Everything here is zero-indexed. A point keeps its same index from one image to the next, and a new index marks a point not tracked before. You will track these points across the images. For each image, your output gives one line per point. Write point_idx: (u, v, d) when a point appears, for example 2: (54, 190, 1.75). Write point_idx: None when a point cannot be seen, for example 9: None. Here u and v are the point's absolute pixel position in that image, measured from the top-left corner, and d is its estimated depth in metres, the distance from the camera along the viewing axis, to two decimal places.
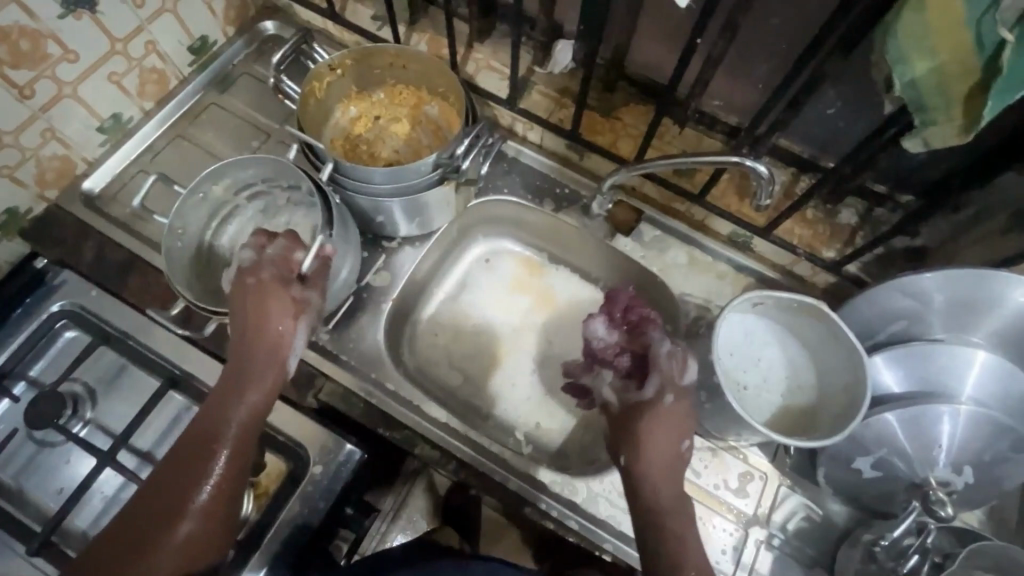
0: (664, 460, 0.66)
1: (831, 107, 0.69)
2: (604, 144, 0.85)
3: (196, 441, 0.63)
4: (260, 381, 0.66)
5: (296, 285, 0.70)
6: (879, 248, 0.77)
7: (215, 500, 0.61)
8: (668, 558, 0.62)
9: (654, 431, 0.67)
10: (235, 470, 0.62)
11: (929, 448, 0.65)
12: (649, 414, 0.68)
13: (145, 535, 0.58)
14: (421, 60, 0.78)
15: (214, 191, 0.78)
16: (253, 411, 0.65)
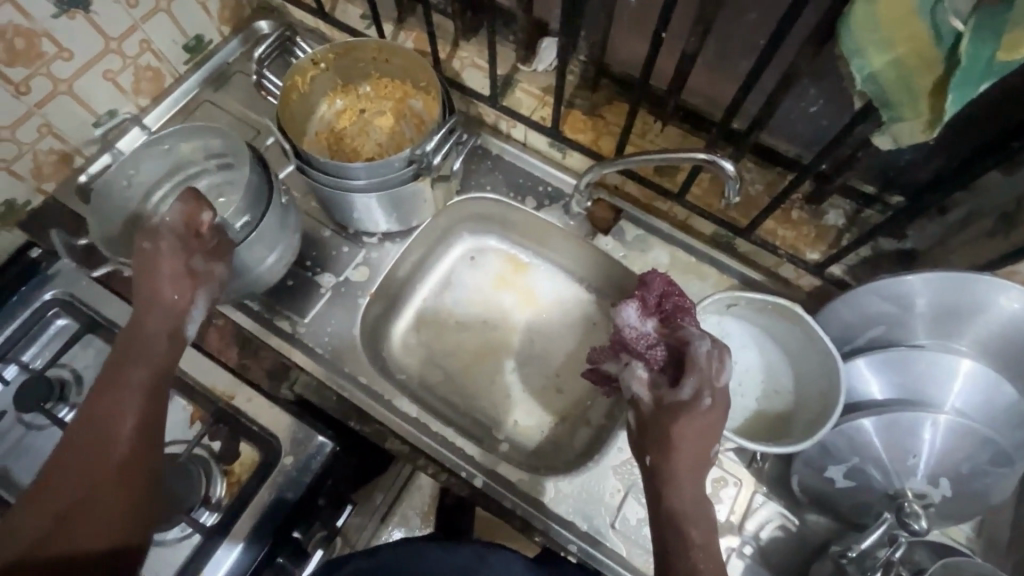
0: (693, 458, 0.58)
1: (814, 104, 0.67)
2: (584, 142, 0.84)
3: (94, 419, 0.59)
4: (152, 348, 0.63)
5: (201, 256, 0.66)
6: (867, 250, 0.74)
7: (126, 468, 0.57)
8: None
9: (686, 431, 0.58)
10: (144, 438, 0.60)
11: (905, 457, 0.62)
12: (679, 414, 0.59)
13: (45, 522, 0.53)
14: (403, 54, 0.79)
15: (181, 148, 0.79)
16: (150, 378, 0.62)
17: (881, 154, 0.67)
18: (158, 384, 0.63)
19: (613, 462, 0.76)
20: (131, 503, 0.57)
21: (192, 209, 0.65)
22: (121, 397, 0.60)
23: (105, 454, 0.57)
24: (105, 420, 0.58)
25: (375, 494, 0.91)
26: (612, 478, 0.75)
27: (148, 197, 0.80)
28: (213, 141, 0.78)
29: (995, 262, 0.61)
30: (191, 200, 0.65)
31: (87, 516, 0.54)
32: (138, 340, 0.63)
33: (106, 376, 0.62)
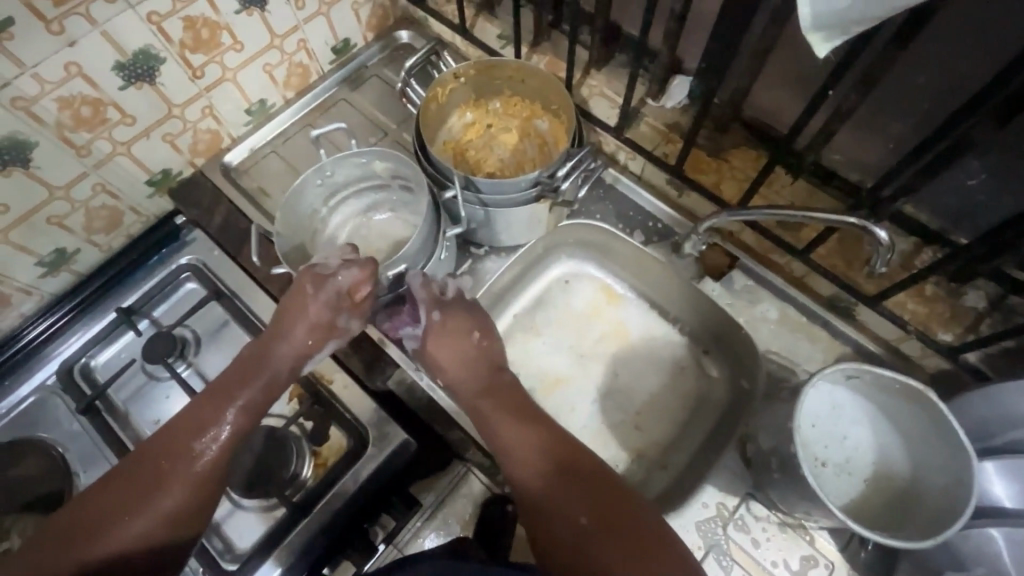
0: (456, 358, 0.75)
1: (974, 178, 0.63)
2: (708, 184, 0.83)
3: (193, 425, 0.65)
4: (264, 381, 0.69)
5: (349, 315, 0.71)
6: (1010, 341, 0.68)
7: (199, 484, 0.63)
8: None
9: (439, 346, 0.75)
10: (222, 462, 0.65)
11: None
12: (444, 339, 0.75)
13: (119, 506, 0.60)
14: (540, 77, 0.81)
15: (374, 166, 0.80)
16: (251, 407, 0.68)
17: None
18: (253, 414, 0.69)
19: (697, 517, 0.72)
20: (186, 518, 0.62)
21: (361, 274, 0.69)
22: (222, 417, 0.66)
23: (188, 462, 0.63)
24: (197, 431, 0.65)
25: (426, 493, 0.77)
26: (694, 534, 0.71)
27: (328, 200, 0.83)
28: (399, 167, 0.78)
29: None
30: (365, 270, 0.69)
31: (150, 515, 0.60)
32: (263, 365, 0.70)
33: (219, 390, 0.68)
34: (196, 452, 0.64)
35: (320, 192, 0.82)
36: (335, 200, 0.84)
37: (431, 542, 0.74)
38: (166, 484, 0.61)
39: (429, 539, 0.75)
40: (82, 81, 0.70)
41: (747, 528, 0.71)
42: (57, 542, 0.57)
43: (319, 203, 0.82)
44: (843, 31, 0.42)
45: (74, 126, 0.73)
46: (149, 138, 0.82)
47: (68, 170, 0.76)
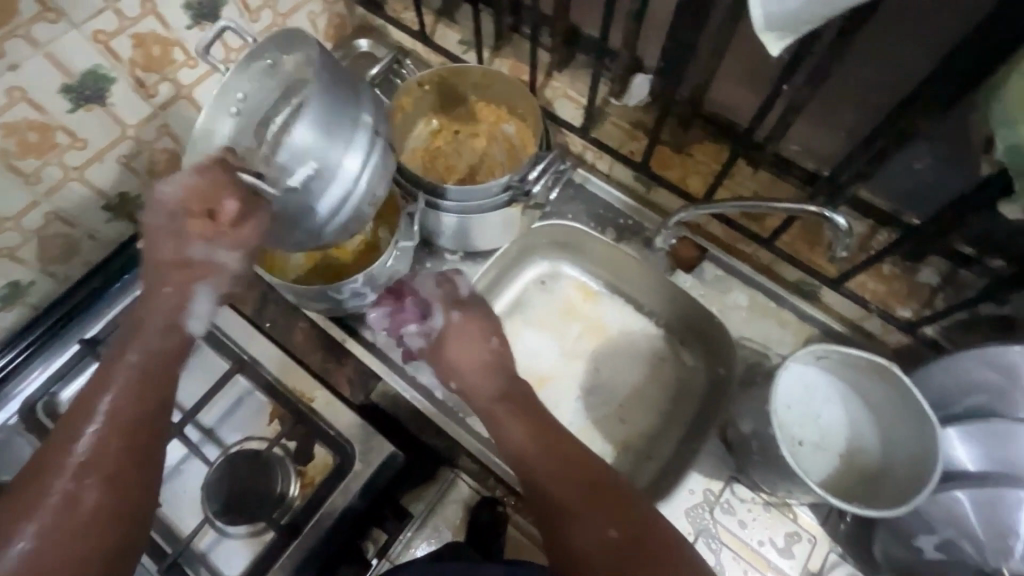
0: (478, 362, 0.73)
1: (922, 161, 0.66)
2: (673, 179, 0.85)
3: (61, 439, 0.53)
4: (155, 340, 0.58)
5: (201, 241, 0.57)
6: (962, 313, 0.73)
7: (117, 472, 0.52)
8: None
9: (458, 345, 0.74)
10: (136, 439, 0.54)
11: (1004, 535, 0.59)
12: (461, 341, 0.74)
13: None
14: (504, 80, 0.81)
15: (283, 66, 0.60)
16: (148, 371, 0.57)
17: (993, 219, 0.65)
18: (157, 377, 0.58)
19: (685, 504, 0.74)
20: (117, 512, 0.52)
21: (216, 175, 0.55)
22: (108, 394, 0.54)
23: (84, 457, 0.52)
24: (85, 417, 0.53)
25: (415, 503, 0.80)
26: (683, 521, 0.73)
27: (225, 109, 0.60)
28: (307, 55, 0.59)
29: None
30: (216, 169, 0.55)
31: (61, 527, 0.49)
32: (138, 337, 0.58)
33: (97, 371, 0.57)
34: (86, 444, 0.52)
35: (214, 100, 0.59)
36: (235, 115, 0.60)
37: (422, 551, 0.78)
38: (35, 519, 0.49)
39: (420, 548, 0.78)
40: (27, 106, 0.67)
41: (733, 510, 0.73)
42: None
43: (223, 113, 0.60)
44: (790, 32, 0.44)
45: (20, 153, 0.69)
46: (103, 161, 0.79)
47: (17, 200, 0.72)
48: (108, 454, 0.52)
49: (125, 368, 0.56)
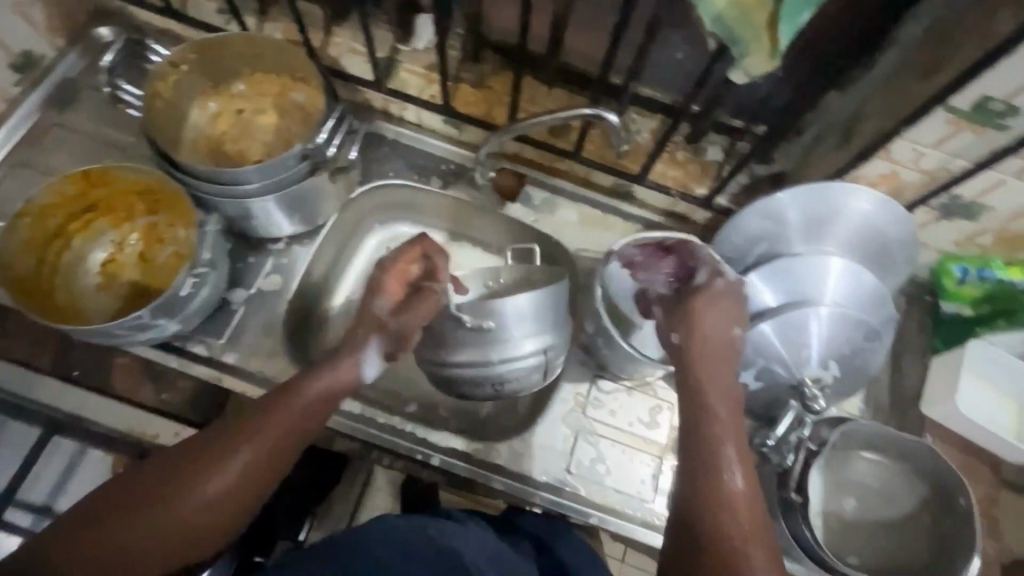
0: (720, 340, 0.64)
1: (678, 50, 0.74)
2: (478, 115, 0.85)
3: (218, 440, 0.58)
4: (325, 391, 0.63)
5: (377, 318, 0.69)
6: (743, 177, 0.82)
7: (214, 504, 0.56)
8: (741, 533, 0.53)
9: (711, 313, 0.65)
10: (258, 478, 0.58)
11: (800, 349, 0.70)
12: (706, 309, 0.65)
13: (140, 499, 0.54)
14: (272, 45, 0.74)
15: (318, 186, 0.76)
16: (297, 429, 0.61)
17: (739, 88, 0.75)
18: (302, 435, 0.61)
19: (560, 412, 0.78)
20: (193, 539, 0.55)
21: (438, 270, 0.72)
22: (274, 428, 0.59)
23: (204, 483, 0.55)
24: (248, 446, 0.58)
25: (333, 507, 0.82)
26: (562, 427, 0.78)
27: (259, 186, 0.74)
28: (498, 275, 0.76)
29: (843, 169, 0.70)
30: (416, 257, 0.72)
31: (156, 535, 0.54)
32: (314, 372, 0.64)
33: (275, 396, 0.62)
34: (216, 478, 0.56)
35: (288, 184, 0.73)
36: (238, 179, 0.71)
37: None
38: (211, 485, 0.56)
39: None
40: None
41: (602, 404, 0.79)
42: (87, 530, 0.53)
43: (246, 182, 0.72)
44: None
45: None
46: None
47: None
48: (239, 490, 0.57)
49: (299, 406, 0.61)
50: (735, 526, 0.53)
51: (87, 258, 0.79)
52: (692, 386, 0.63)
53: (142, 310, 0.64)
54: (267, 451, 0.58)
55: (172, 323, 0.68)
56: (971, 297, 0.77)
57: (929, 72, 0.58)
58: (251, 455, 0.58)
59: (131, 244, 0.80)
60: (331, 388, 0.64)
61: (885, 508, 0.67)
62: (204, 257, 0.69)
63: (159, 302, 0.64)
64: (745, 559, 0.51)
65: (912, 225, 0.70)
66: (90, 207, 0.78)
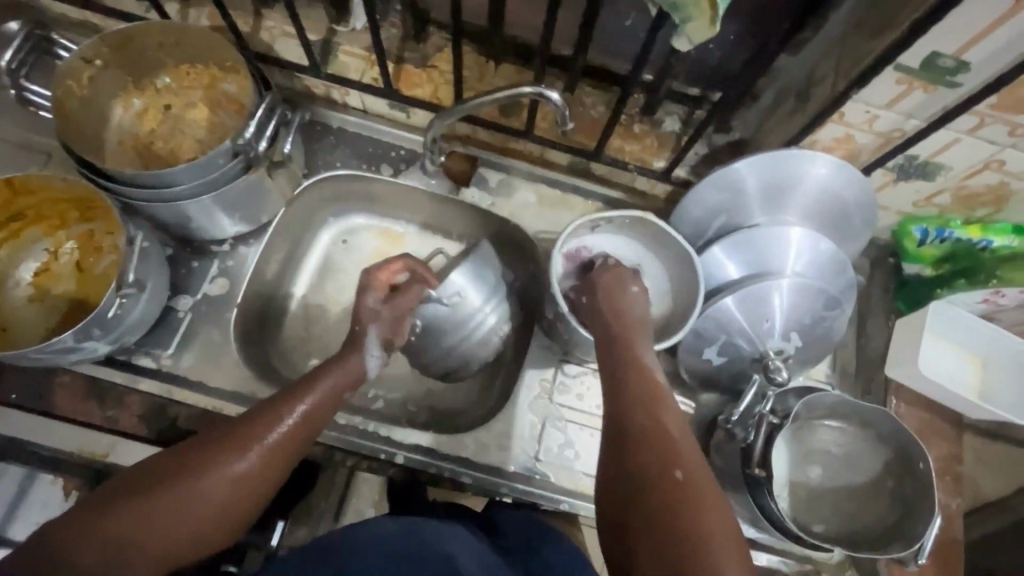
0: (636, 305, 0.65)
1: (627, 18, 0.71)
2: (423, 97, 0.81)
3: (246, 421, 0.57)
4: (332, 385, 0.64)
5: (370, 305, 0.71)
6: (702, 147, 0.80)
7: (234, 485, 0.53)
8: (663, 457, 0.50)
9: (607, 281, 0.67)
10: (283, 459, 0.57)
11: (762, 322, 0.69)
12: (613, 270, 0.68)
13: (169, 474, 0.52)
14: (193, 32, 0.69)
15: (267, 184, 0.73)
16: (313, 420, 0.60)
17: (691, 55, 0.72)
18: (316, 426, 0.61)
19: (527, 399, 0.77)
20: (210, 527, 0.52)
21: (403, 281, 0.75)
22: (291, 414, 0.59)
23: (230, 464, 0.53)
24: (266, 429, 0.57)
25: (314, 502, 0.80)
26: (529, 415, 0.76)
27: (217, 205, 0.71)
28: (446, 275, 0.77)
29: (799, 134, 0.67)
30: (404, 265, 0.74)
31: (175, 519, 0.50)
32: (332, 366, 0.65)
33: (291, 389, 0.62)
34: (241, 459, 0.54)
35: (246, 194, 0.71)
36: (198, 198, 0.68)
37: None
38: (247, 462, 0.54)
39: None
40: None
41: (568, 388, 0.78)
42: (101, 508, 0.49)
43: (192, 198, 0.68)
44: None
45: None
46: None
47: None
48: (258, 475, 0.55)
49: (315, 395, 0.61)
50: (663, 452, 0.50)
51: (17, 270, 0.72)
52: (613, 341, 0.62)
53: (67, 332, 0.60)
54: (287, 436, 0.57)
55: (102, 345, 0.65)
56: (931, 258, 0.77)
57: (879, 29, 0.55)
58: (272, 439, 0.56)
59: (67, 253, 0.73)
60: (338, 382, 0.64)
61: (848, 474, 0.67)
62: (131, 276, 0.65)
63: (85, 324, 0.61)
64: (671, 474, 0.48)
65: (869, 188, 0.69)
66: (16, 216, 0.71)
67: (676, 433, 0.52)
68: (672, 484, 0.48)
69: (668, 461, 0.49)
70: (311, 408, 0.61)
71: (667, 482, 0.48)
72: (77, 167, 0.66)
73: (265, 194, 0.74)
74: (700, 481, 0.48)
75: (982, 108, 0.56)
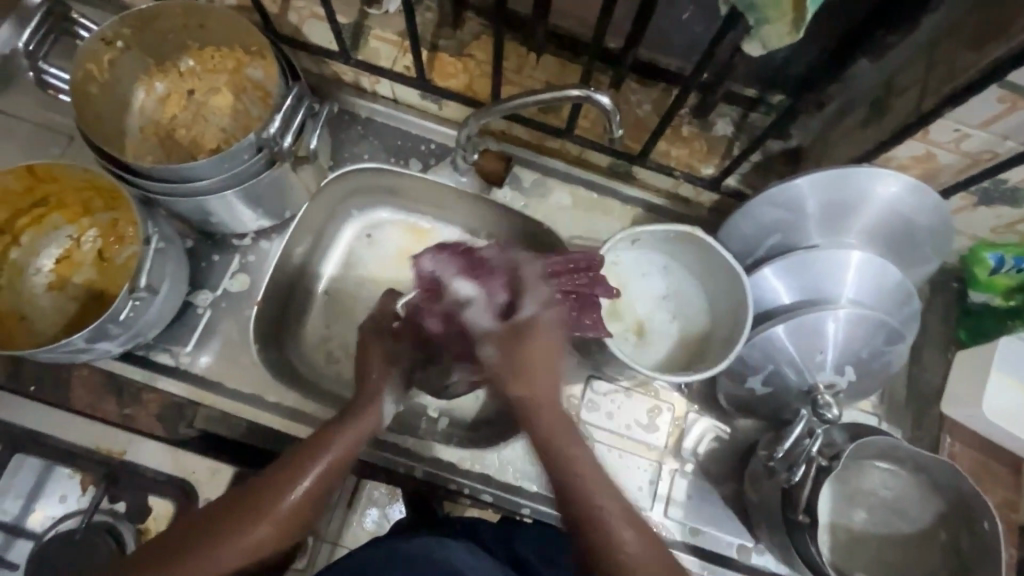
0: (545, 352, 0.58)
1: (685, 11, 0.64)
2: (458, 89, 0.76)
3: (264, 482, 0.54)
4: (349, 443, 0.58)
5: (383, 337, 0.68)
6: (757, 154, 0.73)
7: (241, 562, 0.51)
8: (619, 517, 0.50)
9: (534, 352, 0.57)
10: (301, 520, 0.54)
11: (814, 353, 0.64)
12: (526, 346, 0.58)
13: (187, 545, 0.50)
14: (218, 14, 0.65)
15: (293, 179, 0.70)
16: (327, 484, 0.56)
17: (753, 56, 0.65)
18: (332, 486, 0.57)
19: None
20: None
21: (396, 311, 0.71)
22: (310, 472, 0.55)
23: (246, 533, 0.51)
24: (274, 502, 0.53)
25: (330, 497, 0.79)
26: None
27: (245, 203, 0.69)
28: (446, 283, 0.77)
29: (871, 150, 0.61)
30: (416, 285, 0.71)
31: None
32: (352, 418, 0.60)
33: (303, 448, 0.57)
34: (249, 535, 0.52)
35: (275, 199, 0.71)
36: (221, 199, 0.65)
37: (372, 514, 0.81)
38: (262, 527, 0.52)
39: (370, 513, 0.81)
40: None
41: (597, 406, 0.74)
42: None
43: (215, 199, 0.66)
44: None
45: None
46: None
47: None
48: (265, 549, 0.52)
49: (337, 449, 0.57)
50: (614, 533, 0.50)
51: (38, 256, 0.69)
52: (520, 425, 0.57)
53: (80, 335, 0.58)
54: (297, 506, 0.54)
55: (115, 345, 0.63)
56: (1003, 287, 0.70)
57: (983, 40, 0.49)
58: (280, 512, 0.53)
59: (89, 241, 0.70)
60: (355, 439, 0.58)
61: (895, 521, 0.63)
62: (145, 280, 0.62)
63: (96, 326, 0.58)
64: (623, 536, 0.50)
65: (943, 212, 0.62)
66: (38, 202, 0.67)
67: (618, 506, 0.51)
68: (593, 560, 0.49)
69: (613, 532, 0.50)
70: (331, 465, 0.56)
71: (612, 544, 0.49)
72: (98, 158, 0.63)
73: (291, 191, 0.71)
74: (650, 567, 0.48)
75: None
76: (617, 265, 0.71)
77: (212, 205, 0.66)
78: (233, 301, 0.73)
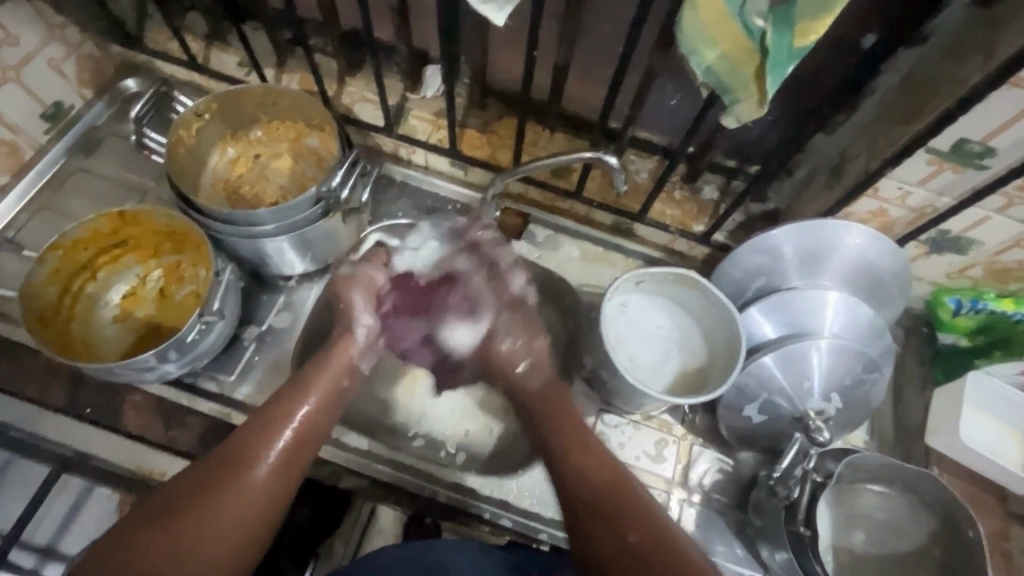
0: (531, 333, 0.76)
1: (673, 98, 0.78)
2: (483, 158, 0.89)
3: (260, 419, 0.62)
4: (333, 375, 0.69)
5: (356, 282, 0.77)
6: (740, 213, 0.85)
7: (257, 492, 0.57)
8: (617, 520, 0.57)
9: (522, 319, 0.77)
10: (301, 453, 0.62)
11: (802, 381, 0.71)
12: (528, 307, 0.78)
13: (208, 479, 0.56)
14: (289, 95, 0.78)
15: (341, 231, 0.80)
16: (318, 415, 0.65)
17: (730, 133, 0.79)
18: (324, 418, 0.66)
19: None
20: (245, 535, 0.55)
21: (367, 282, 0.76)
22: (302, 408, 0.64)
23: (261, 462, 0.58)
24: (277, 429, 0.62)
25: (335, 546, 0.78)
26: None
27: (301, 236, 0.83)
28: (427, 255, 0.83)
29: (833, 207, 0.73)
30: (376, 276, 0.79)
31: (229, 518, 0.55)
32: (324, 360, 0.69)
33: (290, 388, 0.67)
34: (262, 466, 0.58)
35: (324, 245, 0.80)
36: (279, 248, 0.76)
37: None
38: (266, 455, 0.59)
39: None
40: None
41: (609, 437, 0.79)
42: (158, 518, 0.53)
43: (273, 245, 0.75)
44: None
45: None
46: None
47: None
48: (276, 483, 0.59)
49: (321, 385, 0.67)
50: (626, 526, 0.57)
51: (109, 292, 0.78)
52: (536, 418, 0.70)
53: (148, 354, 0.65)
54: (296, 435, 0.62)
55: (174, 368, 0.70)
56: (966, 328, 0.78)
57: (908, 118, 0.62)
58: (281, 444, 0.61)
59: (153, 280, 0.79)
60: (338, 373, 0.69)
61: (893, 541, 0.67)
62: (214, 306, 0.70)
63: (167, 346, 0.66)
64: (626, 537, 0.56)
65: (903, 259, 0.73)
66: (118, 243, 0.77)
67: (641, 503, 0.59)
68: (606, 544, 0.56)
69: (616, 532, 0.57)
70: (320, 399, 0.66)
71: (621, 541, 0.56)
72: (179, 206, 0.74)
73: (339, 242, 0.82)
74: (654, 541, 0.55)
75: (1007, 190, 0.62)
76: (624, 306, 0.81)
77: (273, 250, 0.76)
78: (277, 336, 0.81)
